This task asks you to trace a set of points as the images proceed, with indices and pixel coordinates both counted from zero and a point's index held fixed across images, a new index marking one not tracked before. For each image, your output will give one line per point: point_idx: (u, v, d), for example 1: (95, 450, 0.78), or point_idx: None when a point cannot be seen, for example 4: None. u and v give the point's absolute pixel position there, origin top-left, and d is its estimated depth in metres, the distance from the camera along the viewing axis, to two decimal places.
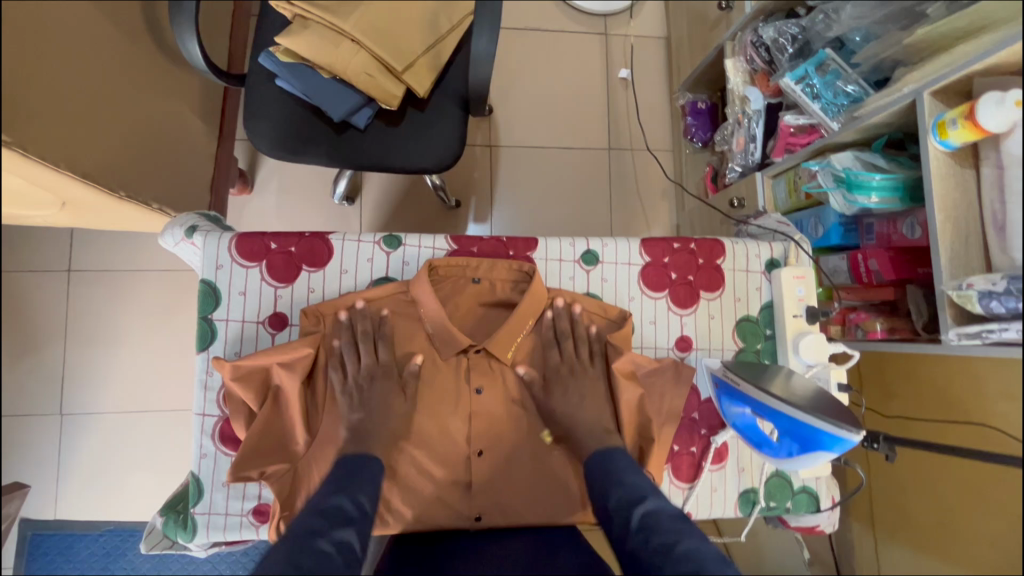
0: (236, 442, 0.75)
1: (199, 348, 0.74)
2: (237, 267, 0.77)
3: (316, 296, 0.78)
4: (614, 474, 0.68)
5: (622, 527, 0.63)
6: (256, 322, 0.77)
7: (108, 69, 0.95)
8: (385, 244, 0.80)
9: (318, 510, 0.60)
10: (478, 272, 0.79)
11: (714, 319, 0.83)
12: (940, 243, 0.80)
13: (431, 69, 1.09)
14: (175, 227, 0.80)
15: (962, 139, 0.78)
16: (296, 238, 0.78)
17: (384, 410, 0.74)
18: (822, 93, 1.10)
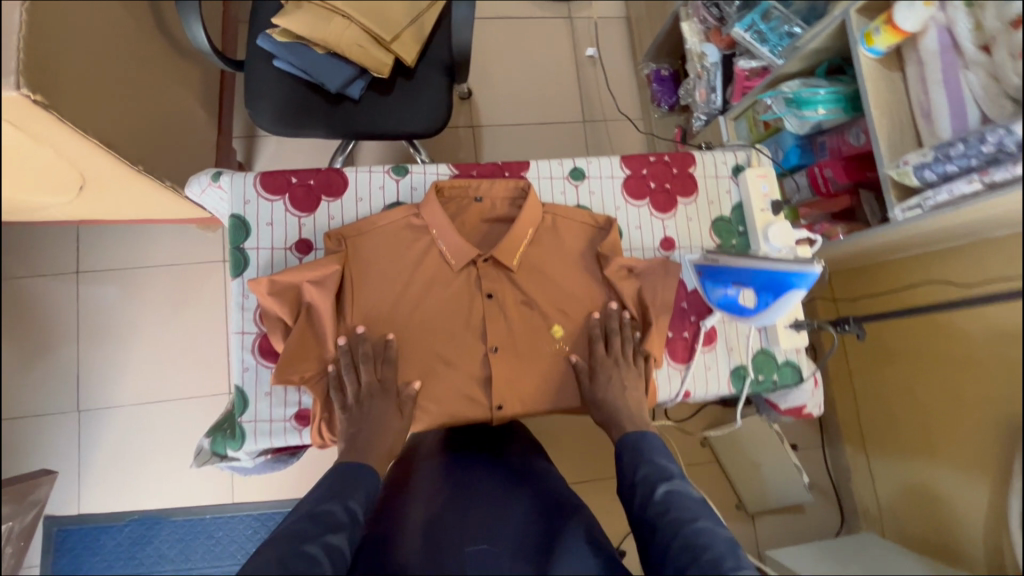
0: (275, 355, 0.82)
1: (235, 273, 0.81)
2: (264, 201, 0.84)
3: (337, 223, 0.85)
4: (645, 452, 0.72)
5: (645, 496, 0.67)
6: (283, 248, 0.84)
7: (122, 53, 1.04)
8: (394, 173, 0.89)
9: (307, 517, 0.60)
10: (480, 189, 0.87)
11: (692, 221, 0.93)
12: (877, 135, 0.92)
13: (416, 39, 1.20)
14: (201, 175, 0.87)
15: (886, 43, 0.90)
16: (314, 172, 0.85)
17: (382, 426, 0.75)
18: (769, 37, 1.24)
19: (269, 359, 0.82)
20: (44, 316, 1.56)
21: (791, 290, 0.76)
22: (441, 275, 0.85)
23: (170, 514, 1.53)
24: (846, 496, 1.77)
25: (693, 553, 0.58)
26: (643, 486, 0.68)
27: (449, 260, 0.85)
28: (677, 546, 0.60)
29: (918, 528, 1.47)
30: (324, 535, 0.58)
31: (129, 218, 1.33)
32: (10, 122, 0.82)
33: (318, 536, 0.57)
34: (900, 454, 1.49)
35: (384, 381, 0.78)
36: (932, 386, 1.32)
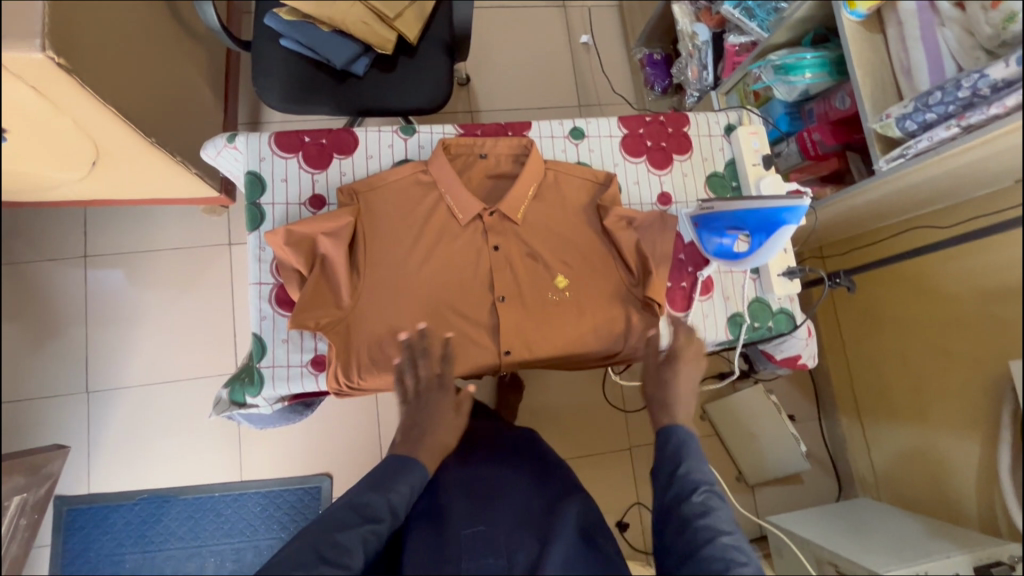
0: (290, 304, 0.85)
1: (251, 226, 0.85)
2: (278, 159, 0.88)
3: (349, 179, 0.89)
4: (694, 450, 0.78)
5: (684, 493, 0.74)
6: (297, 204, 0.87)
7: (136, 31, 1.08)
8: (402, 133, 0.93)
9: (353, 505, 0.71)
10: (485, 146, 0.90)
11: (688, 176, 0.97)
12: (861, 92, 0.96)
13: (418, 18, 1.25)
14: (215, 137, 0.91)
15: (867, 5, 0.95)
16: (326, 131, 0.89)
17: (436, 420, 0.81)
18: (756, 13, 1.29)
19: (284, 307, 0.85)
20: None
21: (784, 227, 0.85)
22: (449, 227, 0.89)
23: (179, 493, 1.55)
24: (843, 465, 1.79)
25: (725, 567, 0.65)
26: (684, 483, 0.75)
27: (456, 213, 0.89)
28: (712, 552, 0.67)
29: (915, 491, 1.52)
30: (362, 526, 0.69)
31: (139, 197, 1.36)
32: (33, 87, 0.85)
33: (359, 525, 0.70)
34: (894, 416, 1.54)
35: (444, 379, 0.83)
36: (917, 345, 1.37)
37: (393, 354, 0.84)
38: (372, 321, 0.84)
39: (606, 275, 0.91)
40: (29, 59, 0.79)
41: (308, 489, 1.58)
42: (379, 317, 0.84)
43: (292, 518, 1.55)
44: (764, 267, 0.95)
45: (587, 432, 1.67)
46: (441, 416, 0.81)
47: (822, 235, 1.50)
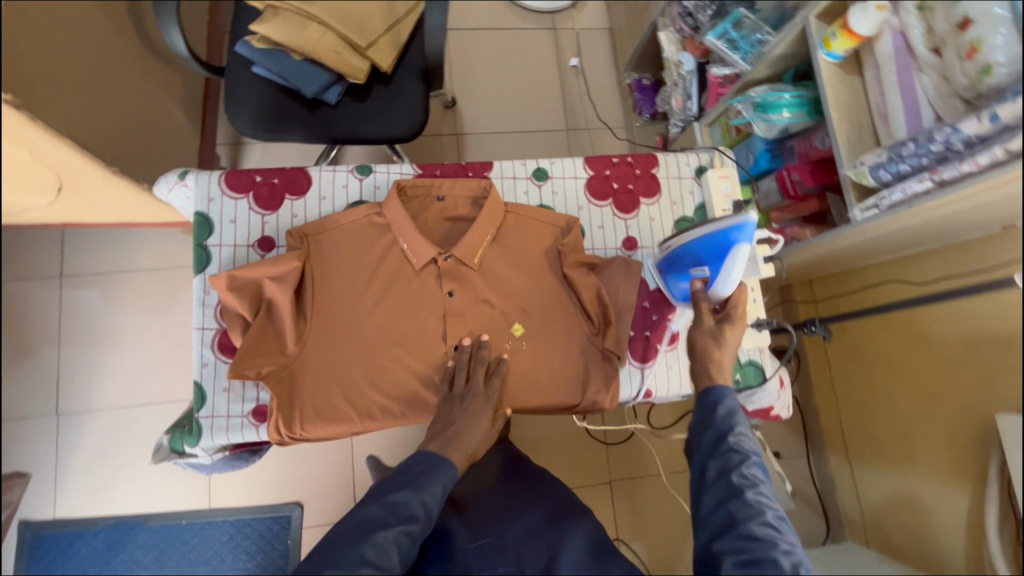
0: (234, 350, 0.83)
1: (196, 270, 0.82)
2: (228, 200, 0.85)
3: (299, 221, 0.86)
4: (740, 420, 0.76)
5: (730, 464, 0.73)
6: (245, 246, 0.85)
7: (99, 58, 1.06)
8: (357, 172, 0.90)
9: (388, 504, 0.67)
10: (441, 188, 0.87)
11: (655, 221, 0.94)
12: (837, 137, 0.93)
13: (392, 46, 1.23)
14: (167, 174, 0.89)
15: (844, 47, 0.92)
16: (277, 170, 0.87)
17: (477, 429, 0.78)
18: (740, 45, 1.27)
19: (226, 354, 0.82)
20: (26, 319, 1.57)
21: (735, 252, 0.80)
22: (402, 272, 0.86)
23: (146, 520, 1.51)
24: (832, 503, 1.73)
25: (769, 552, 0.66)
26: (732, 456, 0.73)
27: (409, 258, 0.86)
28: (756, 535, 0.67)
29: (899, 535, 1.47)
30: (397, 527, 0.65)
31: (109, 220, 1.34)
32: None
33: (397, 524, 0.66)
34: (882, 460, 1.49)
35: (489, 390, 0.80)
36: (905, 390, 1.33)
37: (338, 404, 0.81)
38: (317, 370, 0.81)
39: (566, 324, 0.88)
40: None
41: (278, 518, 1.54)
42: (324, 366, 0.81)
43: (260, 548, 1.52)
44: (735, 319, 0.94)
45: (566, 464, 1.63)
46: (478, 423, 0.78)
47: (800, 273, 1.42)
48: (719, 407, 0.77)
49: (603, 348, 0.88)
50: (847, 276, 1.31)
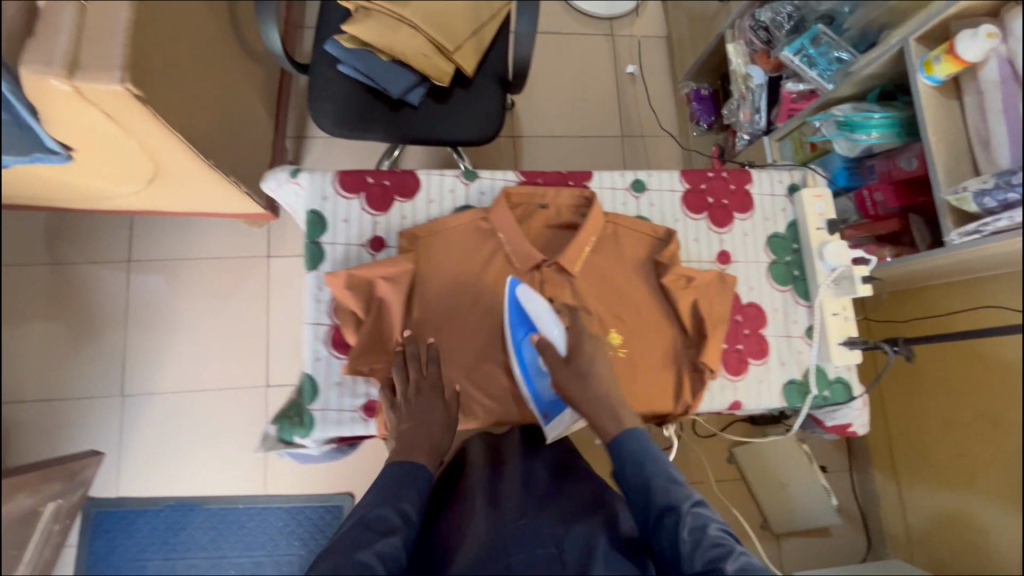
0: (345, 346, 0.87)
1: (312, 266, 0.87)
2: (341, 199, 0.90)
3: (409, 223, 0.91)
4: (651, 466, 0.73)
5: (671, 526, 0.66)
6: (357, 244, 0.89)
7: (206, 52, 1.08)
8: (464, 178, 0.94)
9: (362, 523, 0.64)
10: (547, 196, 0.90)
11: (748, 236, 0.96)
12: (934, 160, 0.94)
13: (476, 51, 1.24)
14: (276, 170, 0.92)
15: (947, 71, 0.92)
16: (389, 172, 0.91)
17: (428, 425, 0.76)
18: (818, 62, 1.26)
19: (339, 349, 0.87)
20: (95, 303, 1.61)
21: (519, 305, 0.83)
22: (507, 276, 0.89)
23: (203, 503, 1.55)
24: (873, 520, 1.75)
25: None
26: (667, 512, 0.67)
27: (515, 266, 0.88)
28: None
29: (947, 554, 1.47)
30: (380, 540, 0.61)
31: (188, 209, 1.38)
32: (106, 112, 0.86)
33: (376, 541, 0.61)
34: (934, 479, 1.48)
35: (432, 378, 0.80)
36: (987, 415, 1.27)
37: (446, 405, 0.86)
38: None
39: (659, 334, 0.89)
40: (109, 90, 0.80)
41: (330, 507, 1.58)
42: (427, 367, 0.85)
43: (313, 534, 1.55)
44: (823, 334, 0.92)
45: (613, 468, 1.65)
46: (429, 416, 0.77)
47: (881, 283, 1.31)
48: (635, 457, 0.74)
49: (696, 361, 0.89)
50: (928, 292, 1.18)
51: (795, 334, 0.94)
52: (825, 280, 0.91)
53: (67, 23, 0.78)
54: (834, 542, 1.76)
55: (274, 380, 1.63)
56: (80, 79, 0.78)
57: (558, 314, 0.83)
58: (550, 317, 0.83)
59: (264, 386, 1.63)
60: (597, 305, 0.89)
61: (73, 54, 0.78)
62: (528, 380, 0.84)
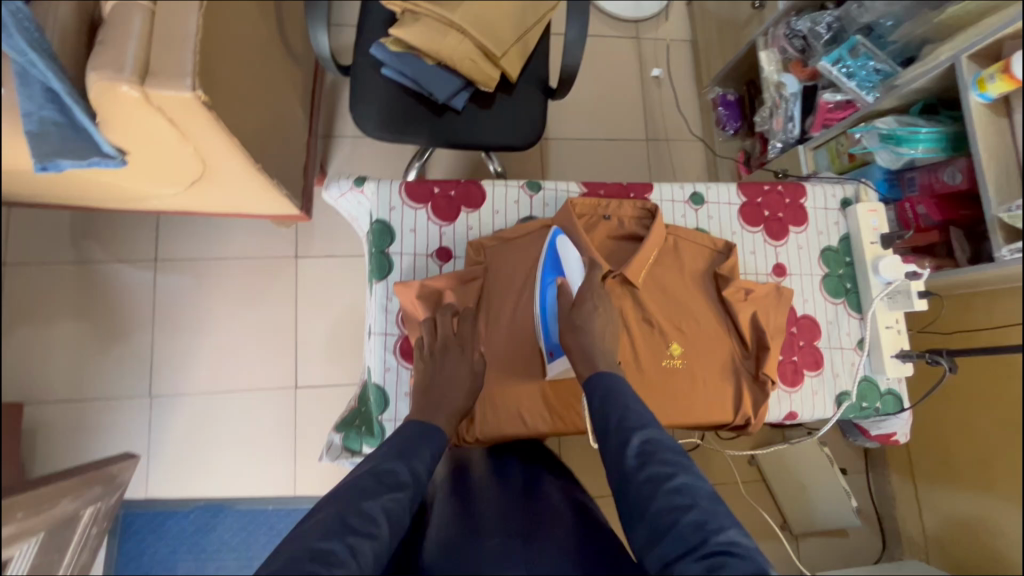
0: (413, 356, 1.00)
1: (381, 276, 0.99)
2: (407, 210, 1.02)
3: (474, 232, 1.03)
4: (621, 398, 0.76)
5: (622, 447, 0.70)
6: (424, 253, 1.01)
7: (257, 54, 1.07)
8: (528, 188, 1.06)
9: (374, 474, 0.67)
10: (611, 208, 0.97)
11: (802, 249, 1.02)
12: (985, 176, 0.97)
13: (520, 56, 1.24)
14: (339, 179, 1.02)
15: (1000, 90, 0.94)
16: (455, 185, 1.03)
17: (456, 378, 0.88)
18: (856, 72, 1.27)
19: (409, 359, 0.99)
20: (122, 303, 1.60)
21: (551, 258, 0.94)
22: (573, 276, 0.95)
23: (233, 503, 1.55)
24: (889, 521, 1.77)
25: (674, 516, 0.62)
26: (620, 437, 0.71)
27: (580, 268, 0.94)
28: (658, 507, 0.64)
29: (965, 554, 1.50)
30: (388, 495, 0.64)
31: (223, 210, 1.36)
32: (170, 119, 0.86)
33: (386, 491, 0.65)
34: (953, 482, 1.50)
35: (461, 337, 0.93)
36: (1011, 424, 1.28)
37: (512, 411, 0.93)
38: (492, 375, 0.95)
39: (720, 345, 0.92)
40: (178, 97, 0.80)
41: None
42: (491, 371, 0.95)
43: None
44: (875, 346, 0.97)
45: None
46: (456, 369, 0.89)
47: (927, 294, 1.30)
48: (605, 392, 0.78)
49: (756, 372, 0.92)
50: (954, 304, 1.21)
51: (847, 346, 0.99)
52: (880, 293, 0.96)
53: (137, 30, 0.78)
54: (851, 543, 1.77)
55: (303, 381, 1.63)
56: (150, 86, 0.78)
57: (586, 266, 0.94)
58: (577, 267, 0.94)
59: (293, 387, 1.62)
60: (657, 316, 0.92)
61: (143, 60, 0.78)
62: (546, 324, 0.92)
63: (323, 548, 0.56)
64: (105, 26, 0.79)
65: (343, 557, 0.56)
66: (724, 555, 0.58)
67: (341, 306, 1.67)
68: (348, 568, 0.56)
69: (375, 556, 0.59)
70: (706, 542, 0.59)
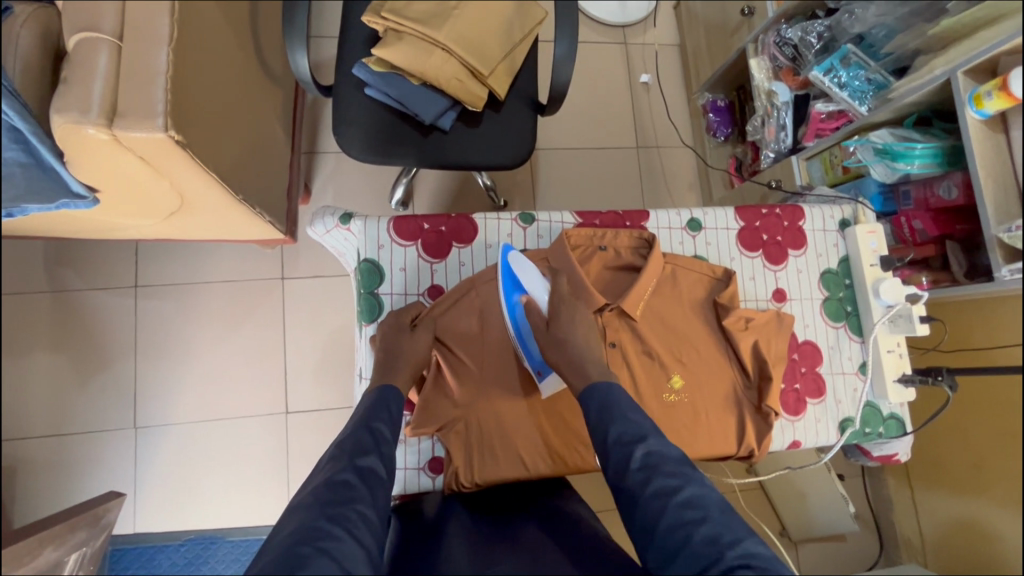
0: (410, 403, 0.99)
1: (369, 319, 0.99)
2: (395, 247, 1.00)
3: (467, 268, 1.02)
4: (617, 410, 0.75)
5: (624, 460, 0.69)
6: (414, 292, 1.01)
7: (235, 80, 1.03)
8: (521, 221, 1.05)
9: (339, 447, 0.71)
10: (606, 238, 1.00)
11: (802, 273, 1.08)
12: (984, 195, 0.96)
13: (508, 74, 1.21)
14: (325, 215, 1.01)
15: (997, 107, 0.93)
16: (446, 219, 1.02)
17: (414, 356, 0.90)
18: (849, 83, 1.25)
19: (408, 408, 0.99)
20: (101, 332, 1.54)
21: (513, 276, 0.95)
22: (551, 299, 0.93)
23: (226, 534, 1.50)
24: (886, 524, 1.75)
25: (686, 532, 0.61)
26: (622, 451, 0.70)
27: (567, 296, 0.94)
28: (667, 524, 0.62)
29: (954, 556, 1.47)
30: (359, 458, 0.69)
31: (203, 236, 1.31)
32: (142, 157, 0.82)
33: (353, 457, 0.69)
34: (946, 485, 1.47)
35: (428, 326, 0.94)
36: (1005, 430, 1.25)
37: (507, 450, 0.92)
38: (493, 416, 0.93)
39: (722, 376, 0.96)
40: (150, 138, 0.76)
41: None
42: (490, 413, 0.93)
43: None
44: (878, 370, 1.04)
45: None
46: (415, 350, 0.91)
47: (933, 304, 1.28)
48: (602, 406, 0.76)
49: (758, 403, 0.96)
50: (965, 315, 1.19)
51: (849, 371, 1.07)
52: (881, 317, 1.03)
53: (103, 68, 0.73)
54: (848, 547, 1.76)
55: (294, 406, 1.58)
56: (119, 127, 0.74)
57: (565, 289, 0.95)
58: (538, 278, 0.96)
59: (283, 413, 1.58)
60: (655, 349, 0.95)
61: (110, 101, 0.74)
62: (525, 345, 0.94)
63: (311, 527, 0.58)
64: (69, 64, 0.75)
65: (330, 525, 0.59)
66: (742, 568, 0.57)
67: (329, 328, 1.62)
68: (340, 536, 0.58)
69: (363, 515, 0.63)
70: (724, 556, 0.59)
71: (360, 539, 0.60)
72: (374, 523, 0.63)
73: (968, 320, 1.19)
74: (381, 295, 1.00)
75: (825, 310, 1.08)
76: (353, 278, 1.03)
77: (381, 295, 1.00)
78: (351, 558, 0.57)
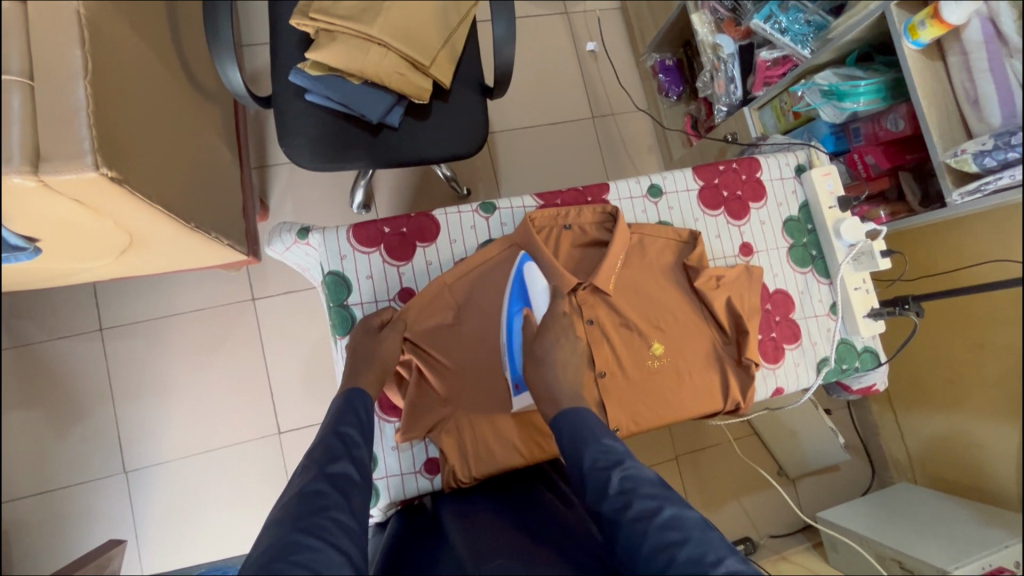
0: (396, 410, 0.98)
1: (342, 333, 0.98)
2: (359, 256, 0.99)
3: (434, 266, 1.01)
4: (591, 434, 0.74)
5: (600, 485, 0.67)
6: (384, 298, 1.00)
7: (166, 104, 0.98)
8: (482, 211, 1.04)
9: (308, 458, 0.70)
10: (570, 216, 1.00)
11: (765, 224, 1.10)
12: (929, 122, 0.98)
13: (450, 61, 1.18)
14: (283, 232, 1.00)
15: (931, 36, 0.94)
16: (406, 220, 1.00)
17: (384, 358, 0.89)
18: (790, 28, 1.25)
19: (395, 414, 0.99)
20: (74, 380, 1.50)
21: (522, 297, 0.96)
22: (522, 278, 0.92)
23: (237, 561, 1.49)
24: (875, 448, 1.82)
25: (670, 554, 0.59)
26: (599, 476, 0.68)
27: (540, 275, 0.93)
28: (651, 549, 0.60)
29: (937, 468, 1.56)
30: (327, 465, 0.68)
31: (161, 269, 1.27)
32: (77, 200, 0.79)
33: (321, 466, 0.68)
34: (925, 407, 1.53)
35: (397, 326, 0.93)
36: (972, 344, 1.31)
37: (497, 444, 0.94)
38: (479, 411, 0.94)
39: (701, 336, 0.98)
40: (81, 178, 0.73)
41: None
42: (474, 409, 0.94)
43: None
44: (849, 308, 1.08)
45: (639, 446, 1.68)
46: (384, 352, 0.90)
47: (897, 235, 1.31)
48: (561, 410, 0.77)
49: (739, 357, 0.99)
50: (924, 242, 1.24)
51: (821, 313, 1.10)
52: (845, 257, 1.07)
53: (17, 113, 0.69)
54: (843, 476, 1.83)
55: (284, 425, 1.56)
56: (47, 172, 0.71)
57: (550, 293, 0.96)
58: (544, 296, 0.96)
59: (275, 433, 1.56)
60: (632, 322, 0.96)
61: (31, 145, 0.70)
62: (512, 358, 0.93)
63: (286, 541, 0.58)
64: None
65: (305, 536, 0.58)
66: None
67: (309, 341, 1.60)
68: (315, 544, 0.58)
69: (338, 521, 0.62)
70: None
71: (337, 545, 0.59)
72: (352, 527, 0.63)
73: (928, 247, 1.23)
74: (351, 306, 0.98)
75: (792, 256, 1.10)
76: (320, 292, 1.01)
77: (351, 306, 0.98)
78: (330, 567, 0.56)
